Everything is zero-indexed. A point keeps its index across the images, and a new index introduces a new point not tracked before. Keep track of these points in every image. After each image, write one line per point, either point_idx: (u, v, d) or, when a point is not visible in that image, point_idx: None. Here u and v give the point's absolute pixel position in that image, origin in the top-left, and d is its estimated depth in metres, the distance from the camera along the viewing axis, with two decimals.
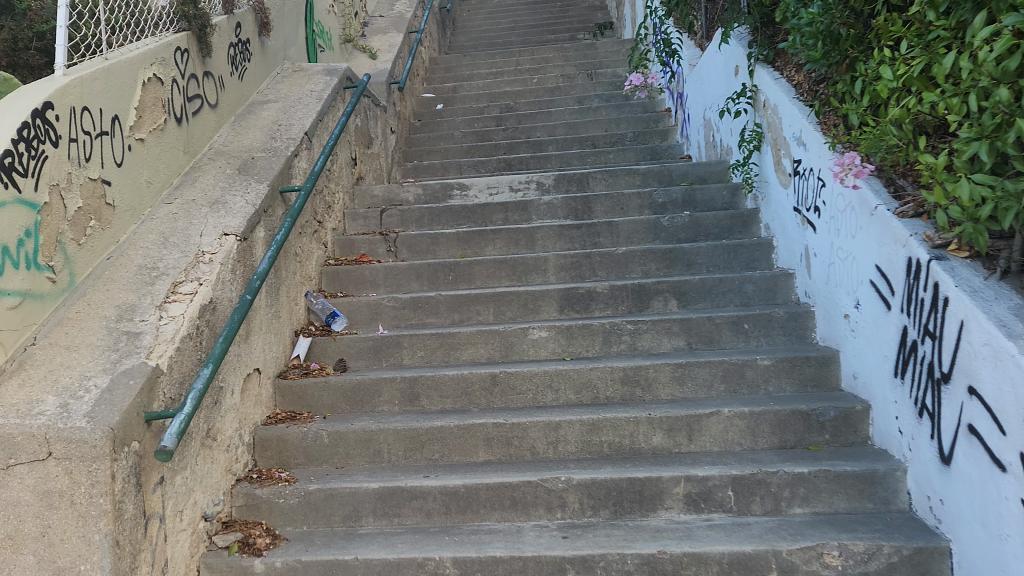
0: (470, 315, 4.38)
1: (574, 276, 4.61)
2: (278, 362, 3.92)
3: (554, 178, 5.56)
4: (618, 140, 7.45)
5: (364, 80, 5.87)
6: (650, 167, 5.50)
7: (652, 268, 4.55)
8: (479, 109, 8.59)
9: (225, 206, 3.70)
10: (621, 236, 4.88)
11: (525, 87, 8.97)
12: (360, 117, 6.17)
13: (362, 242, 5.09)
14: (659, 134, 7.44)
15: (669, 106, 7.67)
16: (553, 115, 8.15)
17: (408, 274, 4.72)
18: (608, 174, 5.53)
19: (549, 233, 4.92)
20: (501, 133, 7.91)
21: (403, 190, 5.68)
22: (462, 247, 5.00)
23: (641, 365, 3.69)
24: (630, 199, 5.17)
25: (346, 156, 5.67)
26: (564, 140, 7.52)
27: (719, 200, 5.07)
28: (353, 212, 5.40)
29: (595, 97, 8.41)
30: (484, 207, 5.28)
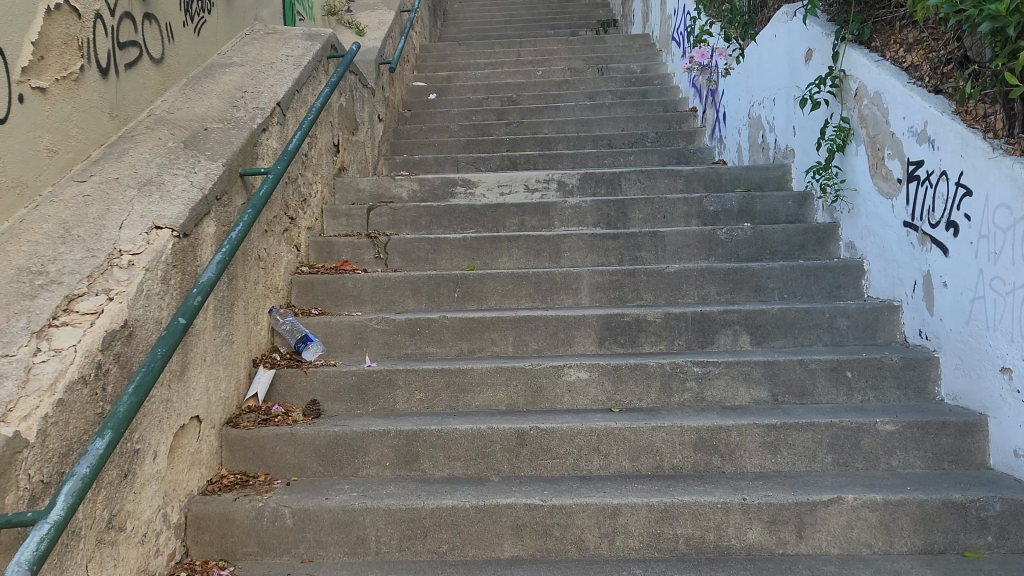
0: (484, 345, 3.41)
1: (613, 298, 3.66)
2: (225, 405, 2.89)
3: (579, 177, 4.62)
4: (637, 141, 6.57)
5: (352, 49, 4.87)
6: (694, 169, 4.59)
7: (711, 292, 3.62)
8: (478, 101, 7.71)
9: (160, 188, 2.69)
10: (667, 251, 3.94)
11: (528, 80, 8.05)
12: (345, 96, 5.16)
13: (343, 246, 4.08)
14: (683, 136, 6.59)
15: (694, 106, 6.84)
16: (562, 111, 7.31)
17: (402, 288, 3.73)
18: (643, 176, 4.60)
19: (579, 243, 3.97)
20: (503, 128, 7.06)
21: (394, 185, 4.69)
22: (470, 256, 4.02)
23: (722, 426, 2.75)
24: (674, 206, 4.24)
25: (327, 140, 4.66)
26: (576, 139, 6.66)
27: (782, 211, 4.17)
28: (332, 209, 4.39)
29: (608, 93, 7.53)
30: (496, 209, 4.32)
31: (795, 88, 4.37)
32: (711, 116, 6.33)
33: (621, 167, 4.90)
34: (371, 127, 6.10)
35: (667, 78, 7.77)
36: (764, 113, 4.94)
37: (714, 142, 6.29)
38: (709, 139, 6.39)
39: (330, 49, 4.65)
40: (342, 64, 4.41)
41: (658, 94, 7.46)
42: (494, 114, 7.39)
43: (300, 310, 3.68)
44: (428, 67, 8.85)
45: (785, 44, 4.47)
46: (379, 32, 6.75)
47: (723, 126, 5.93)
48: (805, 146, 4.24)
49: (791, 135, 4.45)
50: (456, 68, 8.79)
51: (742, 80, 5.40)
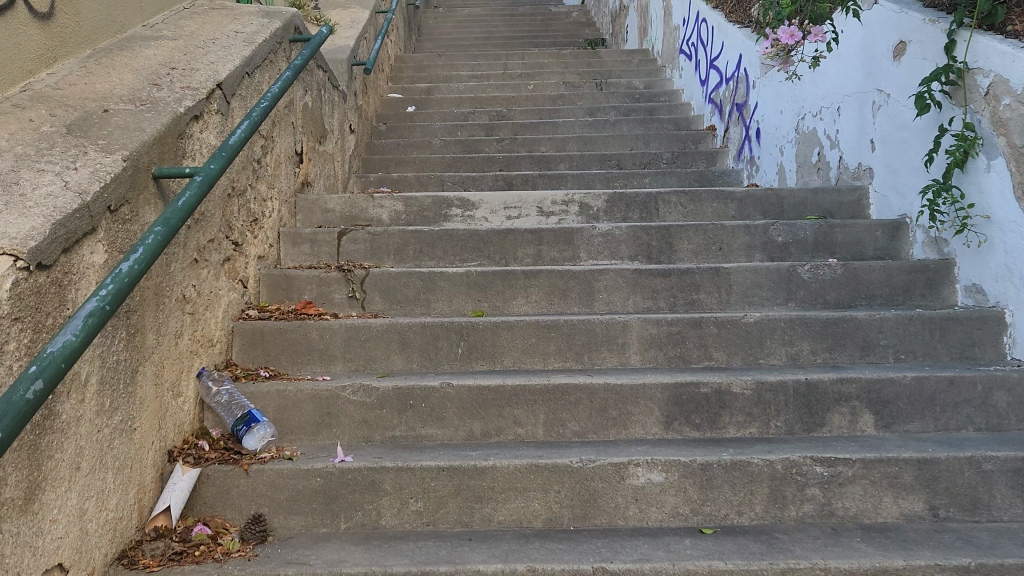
0: (505, 426, 2.42)
1: (674, 358, 2.72)
2: (114, 533, 1.84)
3: (606, 198, 3.70)
4: (651, 163, 5.80)
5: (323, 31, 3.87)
6: (747, 190, 3.71)
7: (805, 350, 2.70)
8: (464, 115, 6.91)
9: (8, 188, 1.65)
10: (733, 293, 3.03)
11: (520, 97, 7.27)
12: (311, 95, 4.19)
13: (305, 281, 3.07)
14: (704, 157, 5.84)
15: (714, 123, 6.14)
16: (560, 128, 6.56)
17: (386, 340, 2.73)
18: (686, 198, 3.70)
19: (620, 282, 3.04)
20: (494, 144, 6.24)
21: (373, 205, 3.70)
22: (476, 296, 3.05)
23: (889, 569, 1.81)
24: (733, 236, 3.36)
25: (288, 146, 3.67)
26: (579, 158, 5.86)
27: (867, 245, 3.31)
28: (292, 233, 3.39)
29: (610, 111, 6.86)
30: (507, 236, 3.37)
31: (876, 95, 3.55)
32: (738, 136, 5.57)
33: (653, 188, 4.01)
34: (342, 138, 5.13)
35: (673, 95, 7.11)
36: (823, 128, 4.13)
37: (743, 165, 5.50)
38: (735, 161, 5.62)
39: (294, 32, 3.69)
40: (312, 46, 3.43)
41: (666, 112, 6.81)
42: (483, 130, 6.54)
43: (244, 370, 2.65)
44: (406, 79, 7.97)
45: (862, 39, 3.65)
46: (352, 31, 5.81)
47: (756, 147, 5.15)
48: (894, 165, 3.40)
49: (871, 153, 3.62)
50: (437, 81, 7.94)
51: (788, 92, 4.60)
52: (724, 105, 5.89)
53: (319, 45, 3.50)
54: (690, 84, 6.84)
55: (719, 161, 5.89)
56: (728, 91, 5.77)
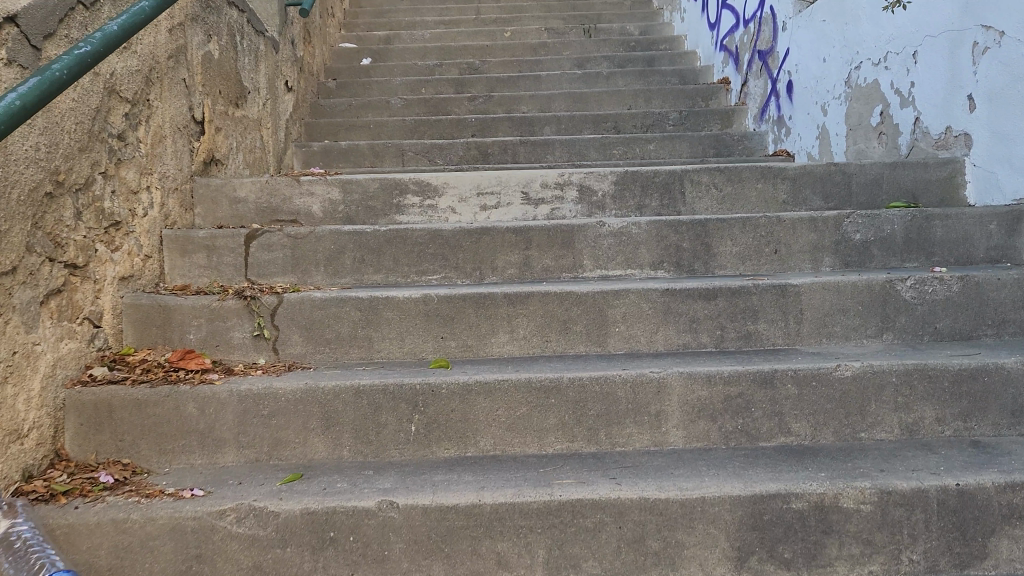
0: (483, 569, 1.53)
1: (733, 434, 1.82)
2: None
3: (615, 180, 2.76)
4: (657, 125, 4.93)
5: None
6: (802, 166, 2.77)
7: (928, 419, 1.82)
8: (429, 70, 5.91)
9: None
10: (806, 322, 2.13)
11: (496, 47, 6.28)
12: (220, 43, 3.15)
13: (190, 314, 2.11)
14: (718, 117, 4.93)
15: (728, 75, 5.22)
16: (544, 82, 5.59)
17: (301, 416, 1.80)
18: (721, 179, 2.77)
19: (644, 308, 2.13)
20: (467, 104, 5.26)
21: (299, 193, 2.73)
22: (439, 331, 2.13)
23: None
24: (793, 234, 2.44)
25: (179, 112, 2.67)
26: (568, 121, 4.92)
27: (976, 244, 2.41)
28: (182, 237, 2.41)
29: (602, 61, 5.89)
30: (482, 237, 2.44)
31: (979, 33, 2.64)
32: (762, 91, 4.68)
33: (672, 164, 3.07)
34: (274, 98, 4.10)
35: (674, 43, 6.24)
36: (890, 81, 3.23)
37: (766, 127, 4.62)
38: (757, 122, 4.72)
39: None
40: None
41: (668, 63, 5.90)
42: (452, 87, 5.57)
43: (69, 478, 1.68)
44: (361, 27, 6.88)
45: None
46: None
47: (789, 104, 4.28)
48: (1010, 132, 2.51)
49: (966, 112, 2.72)
50: (398, 29, 6.87)
51: (837, 35, 3.70)
52: (742, 52, 4.98)
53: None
54: (694, 29, 5.94)
55: (734, 121, 4.96)
56: (749, 36, 4.87)
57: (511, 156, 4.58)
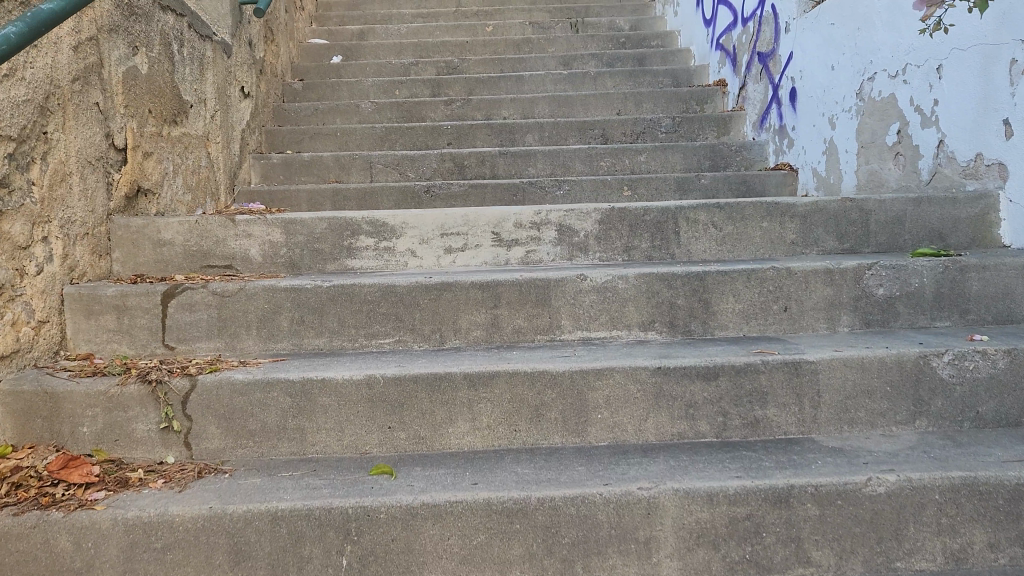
0: None
1: (739, 564, 1.49)
2: None
3: (599, 218, 2.40)
4: (648, 132, 4.56)
5: None
6: (814, 202, 2.42)
7: (977, 545, 1.49)
8: (404, 68, 5.50)
9: None
10: (824, 406, 1.79)
11: (477, 43, 5.87)
12: (153, 54, 2.76)
13: (82, 404, 1.73)
14: (713, 124, 4.56)
15: (725, 77, 4.86)
16: (527, 83, 5.19)
17: (204, 550, 1.45)
18: (721, 217, 2.41)
19: (631, 391, 1.78)
20: (443, 108, 4.86)
21: (234, 234, 2.35)
22: (386, 420, 1.78)
23: None
24: (804, 290, 2.10)
25: (95, 142, 2.27)
26: (552, 127, 4.54)
27: (1020, 300, 2.07)
28: (86, 295, 2.02)
29: (589, 60, 5.49)
30: (443, 294, 2.08)
31: (1018, 49, 2.25)
32: (762, 97, 4.33)
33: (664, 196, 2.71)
34: (225, 108, 3.70)
35: (666, 39, 5.85)
36: (909, 96, 2.91)
37: (766, 136, 4.27)
38: (756, 131, 4.37)
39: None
40: None
41: (660, 62, 5.52)
42: (428, 88, 5.17)
43: None
44: (334, 20, 6.45)
45: None
46: None
47: (792, 114, 3.92)
48: None
49: (1002, 139, 2.33)
50: (372, 22, 6.44)
51: (848, 41, 3.33)
52: (741, 54, 4.62)
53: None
54: (688, 25, 5.56)
55: (731, 128, 4.59)
56: (749, 36, 4.52)
57: (489, 168, 4.19)
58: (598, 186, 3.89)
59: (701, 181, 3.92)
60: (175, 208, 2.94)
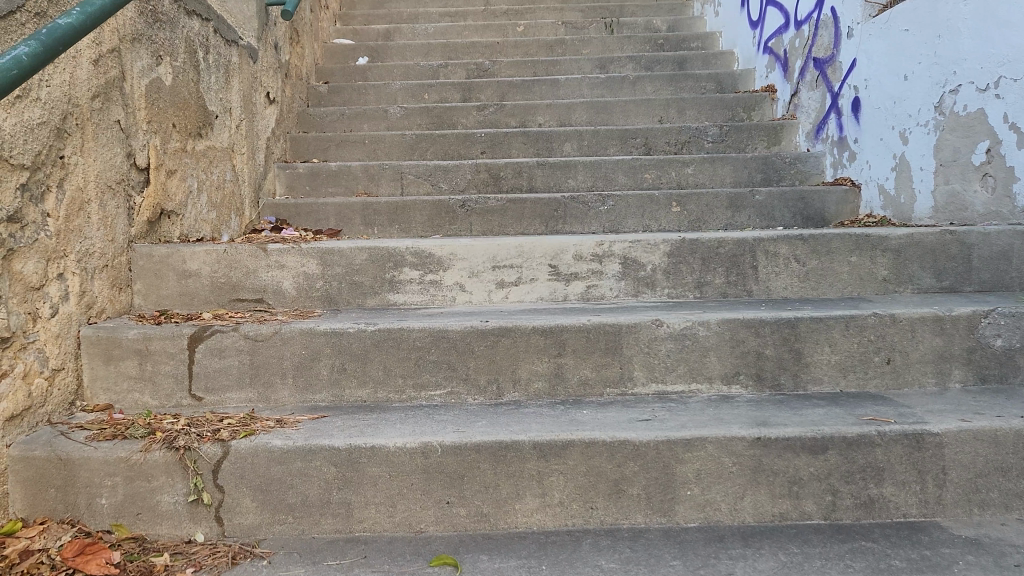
0: None
1: None
2: None
3: (667, 250, 2.17)
4: (693, 142, 4.32)
5: None
6: (908, 234, 2.17)
7: None
8: (432, 70, 5.27)
9: None
10: (949, 485, 1.57)
11: (508, 44, 5.64)
12: (178, 64, 2.55)
13: (100, 472, 1.52)
14: (763, 133, 4.32)
15: (775, 82, 4.62)
16: (562, 87, 4.96)
17: None
18: (804, 249, 2.18)
19: (725, 465, 1.56)
20: (475, 114, 4.63)
21: (266, 265, 2.13)
22: (445, 495, 1.56)
23: None
24: (908, 340, 1.87)
25: (115, 164, 2.05)
26: (592, 136, 4.30)
27: None
28: (105, 338, 1.80)
29: (627, 62, 5.23)
30: (501, 340, 1.85)
31: None
32: (818, 105, 4.08)
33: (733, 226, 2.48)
34: (251, 116, 3.49)
35: (707, 40, 5.62)
36: (1003, 111, 2.70)
37: (822, 148, 4.02)
38: (811, 142, 4.12)
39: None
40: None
41: (701, 65, 5.28)
42: (458, 92, 4.94)
43: None
44: (357, 18, 6.22)
45: None
46: None
47: (854, 126, 3.67)
48: None
49: None
50: (397, 22, 6.22)
51: (926, 49, 3.07)
52: (793, 59, 4.38)
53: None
54: (732, 27, 5.33)
55: (782, 138, 4.35)
56: (803, 40, 4.26)
57: (526, 180, 3.96)
58: (644, 201, 3.65)
59: (755, 196, 3.66)
60: (200, 228, 2.73)
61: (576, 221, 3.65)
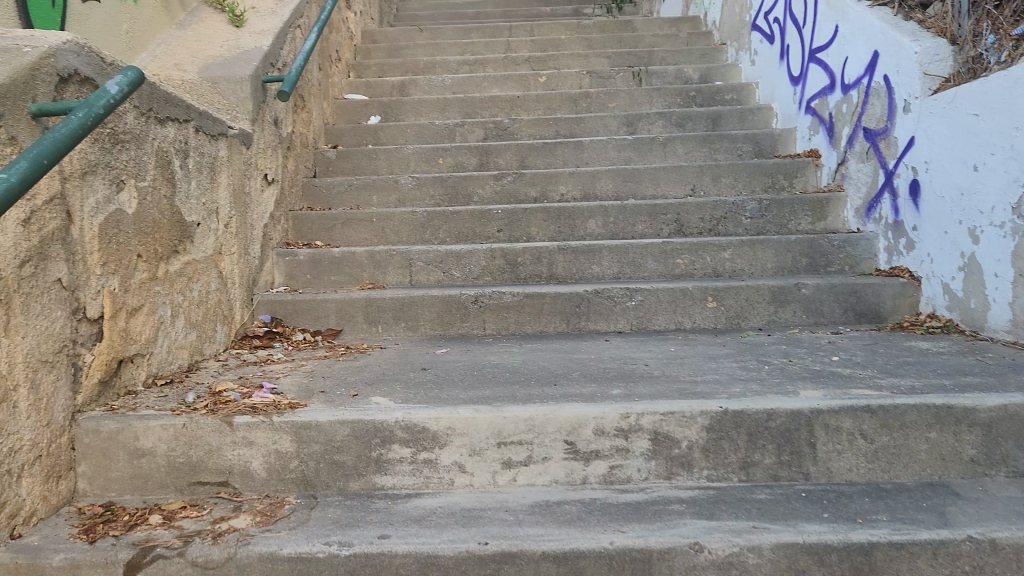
0: None
1: None
2: None
3: (706, 425, 1.82)
4: (730, 218, 3.97)
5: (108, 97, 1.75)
6: (1001, 405, 1.79)
7: None
8: (448, 129, 4.98)
9: None
10: None
11: (529, 98, 5.33)
12: (146, 183, 2.27)
13: None
14: (808, 208, 3.96)
15: (821, 147, 4.26)
16: (586, 150, 4.64)
17: None
18: (872, 423, 1.82)
19: None
20: (492, 182, 4.31)
21: (231, 442, 1.82)
22: None
23: None
24: (1013, 570, 1.50)
25: (55, 331, 1.76)
26: (618, 210, 3.97)
27: None
28: (25, 566, 1.51)
29: (656, 120, 4.94)
30: (503, 568, 1.51)
31: None
32: (869, 180, 3.71)
33: (785, 380, 2.12)
34: (244, 208, 3.21)
35: (742, 93, 5.30)
36: None
37: (875, 228, 3.64)
38: (862, 220, 3.75)
39: (34, 92, 1.74)
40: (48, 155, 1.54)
41: (737, 122, 4.96)
42: (475, 157, 4.64)
43: None
44: (372, 68, 5.97)
45: None
46: (271, 24, 3.84)
47: (912, 211, 3.30)
48: None
49: None
50: (414, 72, 5.95)
51: (998, 138, 2.69)
52: (841, 125, 4.03)
53: (89, 128, 1.67)
54: (772, 81, 5.02)
55: (828, 213, 3.98)
56: (851, 106, 3.90)
57: (546, 266, 3.63)
58: (676, 296, 3.29)
59: (800, 290, 3.29)
60: (176, 359, 2.44)
61: (601, 317, 3.30)
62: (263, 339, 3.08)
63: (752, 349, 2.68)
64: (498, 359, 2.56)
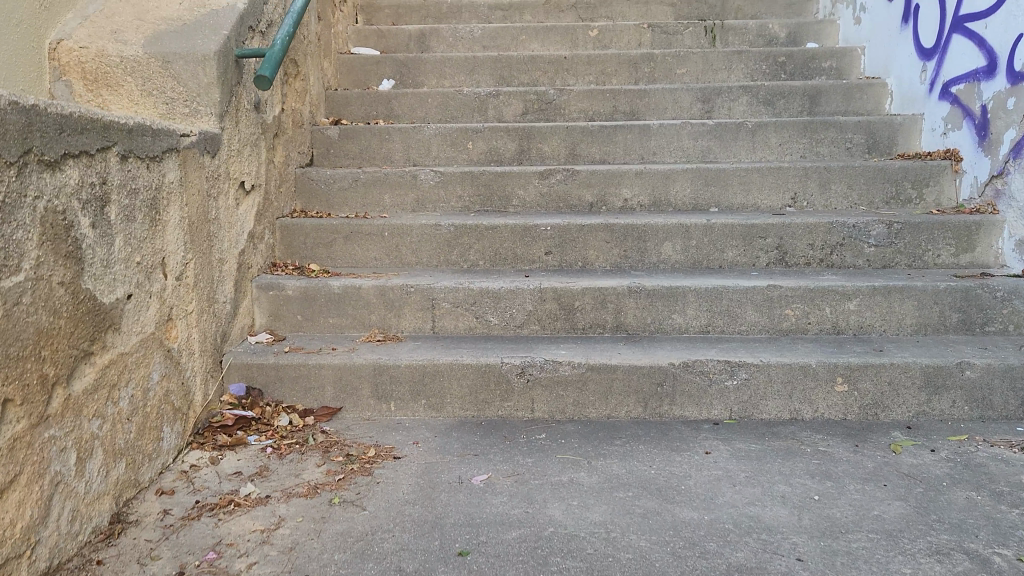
0: None
1: None
2: None
3: None
4: (848, 245, 3.07)
5: None
6: None
7: None
8: (479, 99, 4.00)
9: None
10: None
11: (579, 59, 4.31)
12: (23, 276, 1.38)
13: None
14: (950, 236, 3.04)
15: (963, 149, 3.30)
16: (654, 136, 3.69)
17: None
18: None
19: None
20: (537, 180, 3.38)
21: None
22: None
23: None
24: None
25: None
26: (702, 231, 3.06)
27: None
28: None
29: (739, 96, 3.96)
30: None
31: None
32: None
33: None
34: (209, 242, 2.33)
35: (844, 58, 4.26)
36: None
37: None
38: None
39: None
40: None
41: (841, 100, 3.97)
42: (514, 141, 3.69)
43: None
44: (385, 11, 4.92)
45: None
46: None
47: None
48: None
49: None
50: (437, 18, 4.90)
51: None
52: (1001, 125, 3.06)
53: None
54: (888, 49, 3.99)
55: (977, 242, 3.05)
56: None
57: (612, 313, 2.77)
58: (794, 374, 2.43)
59: (964, 372, 2.42)
60: (88, 522, 1.63)
61: (690, 400, 2.46)
62: (235, 429, 2.26)
63: (934, 506, 1.85)
64: (569, 522, 1.74)
